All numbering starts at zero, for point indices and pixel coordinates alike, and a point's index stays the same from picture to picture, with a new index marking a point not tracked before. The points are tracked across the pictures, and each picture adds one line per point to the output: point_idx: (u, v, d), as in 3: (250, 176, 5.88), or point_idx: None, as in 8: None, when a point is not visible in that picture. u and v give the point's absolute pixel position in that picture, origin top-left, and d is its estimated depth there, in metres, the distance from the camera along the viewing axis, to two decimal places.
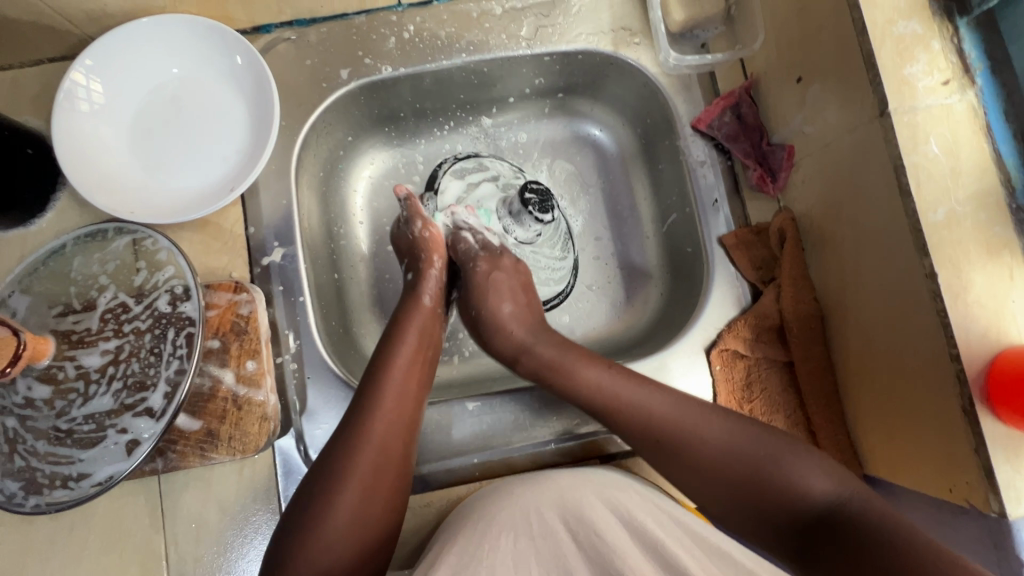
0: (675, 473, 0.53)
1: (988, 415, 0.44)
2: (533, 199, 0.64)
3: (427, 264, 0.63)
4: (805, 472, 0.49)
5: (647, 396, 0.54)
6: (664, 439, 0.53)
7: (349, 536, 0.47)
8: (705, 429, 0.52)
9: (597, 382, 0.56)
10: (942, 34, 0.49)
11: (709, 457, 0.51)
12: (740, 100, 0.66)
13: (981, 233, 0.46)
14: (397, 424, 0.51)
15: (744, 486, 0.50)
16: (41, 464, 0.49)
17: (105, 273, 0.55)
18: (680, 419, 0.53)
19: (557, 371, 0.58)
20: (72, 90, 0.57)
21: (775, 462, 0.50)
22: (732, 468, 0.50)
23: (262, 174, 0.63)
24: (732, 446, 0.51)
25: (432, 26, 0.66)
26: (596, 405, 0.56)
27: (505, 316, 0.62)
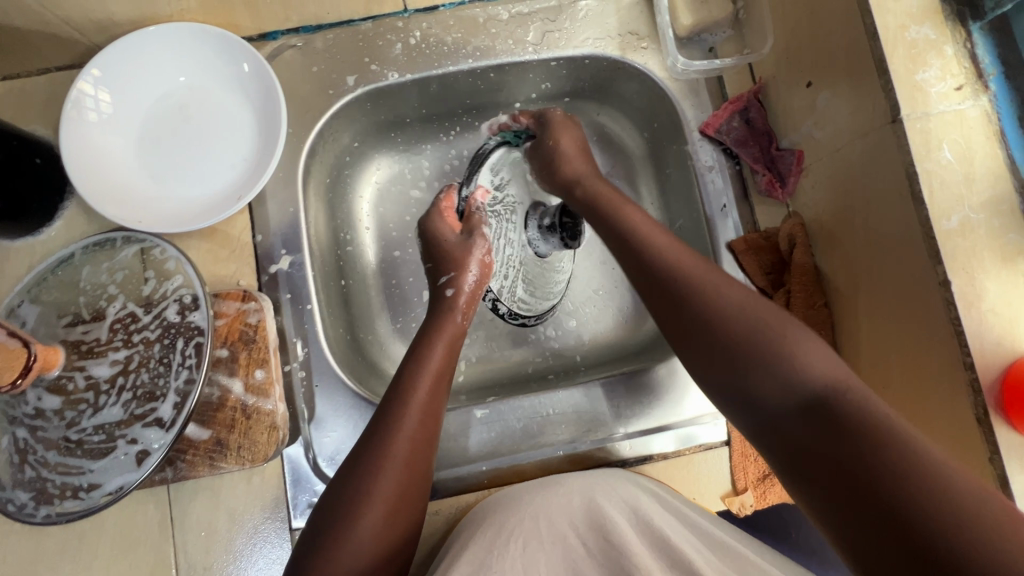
0: (672, 319, 0.47)
1: (1003, 424, 0.43)
2: (571, 222, 0.65)
3: (464, 273, 0.61)
4: (811, 355, 0.41)
5: (670, 248, 0.49)
6: (671, 280, 0.47)
7: (373, 560, 0.45)
8: (722, 287, 0.45)
9: (637, 219, 0.53)
10: (955, 40, 0.49)
11: (714, 312, 0.44)
12: (748, 104, 0.66)
13: (995, 241, 0.45)
14: (421, 445, 0.50)
15: (735, 353, 0.43)
16: (51, 475, 0.49)
17: (113, 283, 0.55)
18: (700, 273, 0.47)
19: (607, 202, 0.56)
20: (80, 101, 0.57)
21: (781, 337, 0.42)
22: (733, 331, 0.43)
23: (270, 182, 0.62)
24: (744, 311, 0.44)
25: (438, 31, 0.66)
26: (624, 241, 0.52)
27: (569, 148, 0.62)
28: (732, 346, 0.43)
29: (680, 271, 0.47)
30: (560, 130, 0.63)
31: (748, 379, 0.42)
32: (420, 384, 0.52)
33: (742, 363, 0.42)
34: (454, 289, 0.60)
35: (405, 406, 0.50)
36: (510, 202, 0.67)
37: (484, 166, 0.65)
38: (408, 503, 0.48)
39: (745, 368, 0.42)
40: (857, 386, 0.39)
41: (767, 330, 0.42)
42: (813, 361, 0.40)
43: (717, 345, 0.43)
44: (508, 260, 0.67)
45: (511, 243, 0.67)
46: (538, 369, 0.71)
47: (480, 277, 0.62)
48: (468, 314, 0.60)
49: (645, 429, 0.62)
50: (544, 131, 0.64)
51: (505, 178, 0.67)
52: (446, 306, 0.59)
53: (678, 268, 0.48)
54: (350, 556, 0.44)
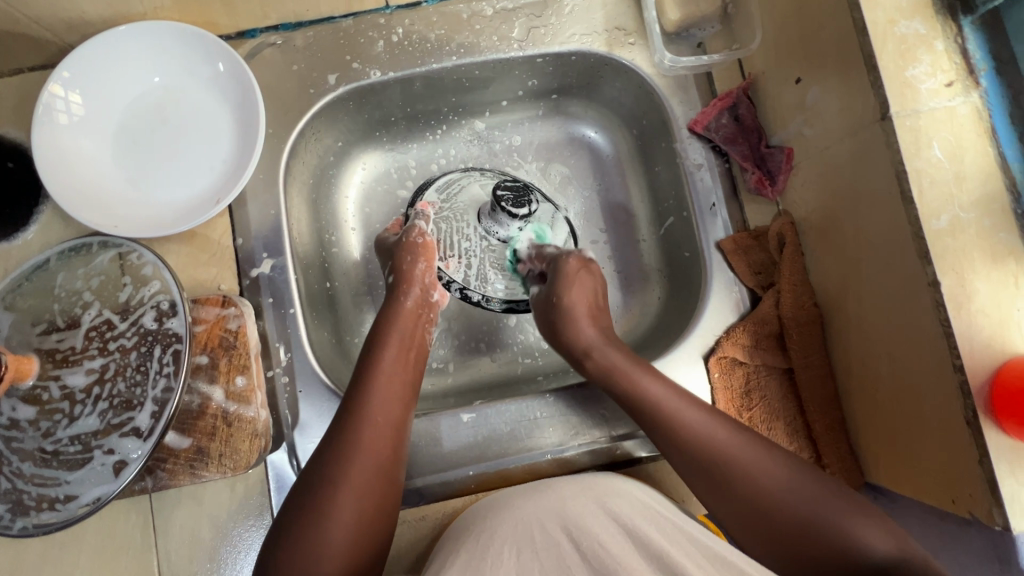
0: (719, 502, 0.48)
1: (992, 426, 0.43)
2: (505, 196, 0.63)
3: (410, 258, 0.62)
4: (870, 535, 0.43)
5: (709, 426, 0.51)
6: (715, 464, 0.49)
7: (349, 536, 0.45)
8: (768, 465, 0.48)
9: (656, 395, 0.53)
10: (945, 34, 0.48)
11: (767, 493, 0.47)
12: (737, 101, 0.65)
13: (986, 240, 0.44)
14: (391, 422, 0.51)
15: (795, 531, 0.45)
16: (27, 487, 0.48)
17: (89, 289, 0.54)
18: (739, 451, 0.49)
19: (622, 369, 0.56)
20: (50, 103, 0.56)
21: (840, 520, 0.44)
22: (789, 513, 0.45)
23: (250, 184, 0.61)
24: (794, 489, 0.46)
25: (421, 28, 0.65)
26: (650, 420, 0.53)
27: (579, 307, 0.61)
28: (793, 532, 0.45)
29: (722, 454, 0.49)
30: (570, 284, 0.62)
31: (816, 565, 0.44)
32: (384, 365, 0.54)
33: (812, 551, 0.44)
34: (397, 273, 0.61)
35: (372, 385, 0.52)
36: (459, 204, 0.70)
37: (428, 188, 0.71)
38: (383, 480, 0.49)
39: (815, 555, 0.44)
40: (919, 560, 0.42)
41: (824, 515, 0.45)
42: (874, 542, 0.43)
43: (778, 529, 0.46)
44: (469, 252, 0.70)
45: (467, 237, 0.69)
46: (527, 370, 0.71)
47: (426, 264, 0.62)
48: (422, 297, 0.61)
49: (634, 431, 0.61)
50: (556, 278, 0.63)
51: (451, 191, 0.71)
52: (395, 290, 0.61)
53: (720, 448, 0.49)
54: (324, 530, 0.45)
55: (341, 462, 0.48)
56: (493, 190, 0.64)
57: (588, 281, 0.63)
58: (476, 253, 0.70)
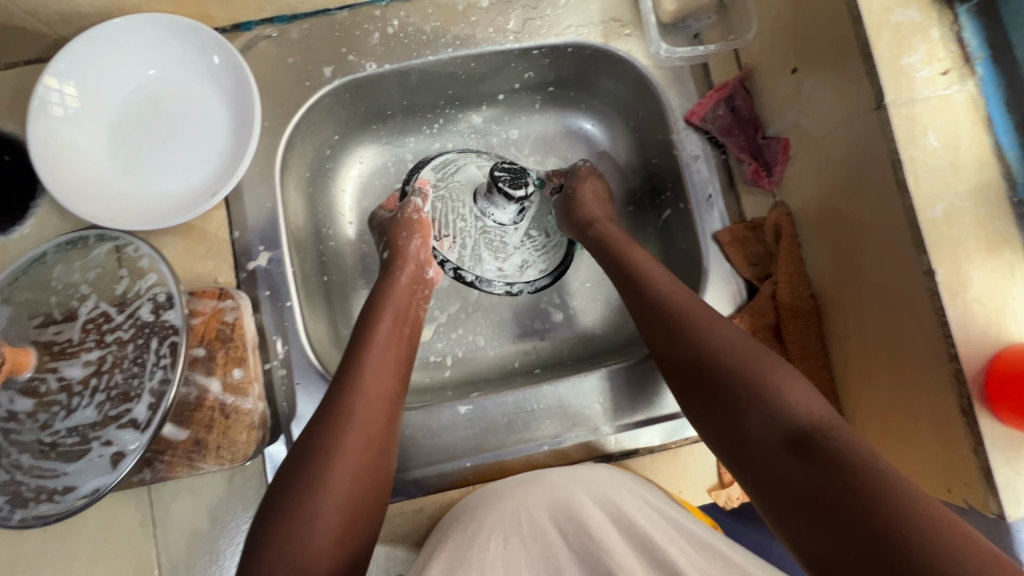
0: (670, 354, 0.49)
1: (987, 415, 0.43)
2: (503, 177, 0.63)
3: (406, 236, 0.63)
4: (793, 388, 0.42)
5: (672, 288, 0.52)
6: (666, 319, 0.50)
7: (342, 508, 0.46)
8: (714, 323, 0.48)
9: (636, 258, 0.56)
10: (941, 23, 0.47)
11: (703, 352, 0.47)
12: (734, 92, 0.64)
13: (981, 229, 0.44)
14: (384, 398, 0.51)
15: (723, 385, 0.45)
16: (25, 478, 0.48)
17: (86, 282, 0.54)
18: (695, 313, 0.49)
19: (616, 238, 0.60)
20: (45, 96, 0.56)
21: (766, 370, 0.44)
22: (727, 354, 0.46)
23: (246, 177, 0.61)
24: (738, 343, 0.46)
25: (416, 20, 0.65)
26: (625, 282, 0.55)
27: (589, 195, 0.65)
28: (724, 375, 0.45)
29: (675, 308, 0.50)
30: (583, 181, 0.66)
31: (734, 410, 0.44)
32: (377, 339, 0.54)
33: (729, 394, 0.44)
34: (391, 249, 0.62)
35: (365, 360, 0.52)
36: (456, 185, 0.70)
37: (426, 168, 0.70)
38: (377, 453, 0.49)
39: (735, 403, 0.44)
40: (839, 422, 0.40)
41: (750, 368, 0.44)
42: (797, 398, 0.41)
43: (705, 380, 0.46)
44: (463, 232, 0.70)
45: (462, 217, 0.70)
46: (525, 362, 0.71)
47: (422, 240, 0.63)
48: (416, 274, 0.62)
49: (631, 423, 0.61)
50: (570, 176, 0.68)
51: (448, 171, 0.71)
52: (391, 264, 0.61)
53: (677, 305, 0.50)
54: (317, 503, 0.44)
55: (335, 435, 0.47)
56: (491, 169, 0.63)
57: (596, 181, 0.67)
58: (470, 233, 0.70)
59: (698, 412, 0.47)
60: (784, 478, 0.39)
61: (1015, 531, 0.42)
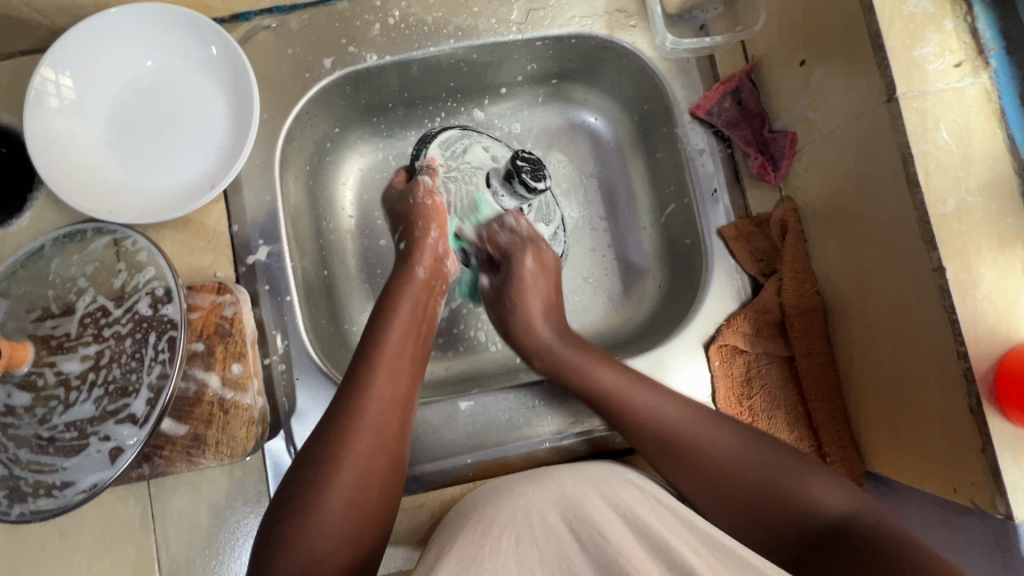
0: (684, 480, 0.51)
1: (996, 415, 0.42)
2: (523, 166, 0.60)
3: (426, 228, 0.61)
4: (818, 491, 0.46)
5: (662, 407, 0.53)
6: (674, 447, 0.51)
7: (352, 510, 0.45)
8: (719, 438, 0.50)
9: (611, 385, 0.55)
10: (955, 14, 0.46)
11: (721, 466, 0.49)
12: (740, 84, 0.63)
13: (992, 225, 0.43)
14: (397, 399, 0.50)
15: (757, 497, 0.48)
16: (23, 473, 0.48)
17: (84, 276, 0.54)
18: (695, 430, 0.51)
19: (574, 370, 0.57)
20: (41, 87, 0.55)
21: (790, 479, 0.47)
22: (747, 470, 0.49)
23: (246, 171, 0.61)
24: (747, 453, 0.49)
25: (417, 11, 0.64)
26: (609, 411, 0.54)
27: (533, 309, 0.62)
28: (753, 493, 0.48)
29: (674, 430, 0.51)
30: (523, 292, 0.62)
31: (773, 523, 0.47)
32: (391, 340, 0.53)
33: (766, 509, 0.47)
34: (409, 240, 0.61)
35: (377, 361, 0.51)
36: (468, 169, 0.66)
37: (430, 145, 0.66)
38: (387, 458, 0.48)
39: (771, 513, 0.47)
40: (869, 514, 0.45)
41: (773, 480, 0.48)
42: (826, 499, 0.46)
43: (739, 500, 0.48)
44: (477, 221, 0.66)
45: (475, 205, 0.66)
46: None
47: (439, 231, 0.61)
48: (433, 269, 0.60)
49: None
50: (510, 278, 0.62)
51: (456, 148, 0.67)
52: (406, 256, 0.60)
53: (672, 428, 0.52)
54: (327, 507, 0.44)
55: (343, 439, 0.47)
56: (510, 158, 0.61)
57: (541, 283, 0.63)
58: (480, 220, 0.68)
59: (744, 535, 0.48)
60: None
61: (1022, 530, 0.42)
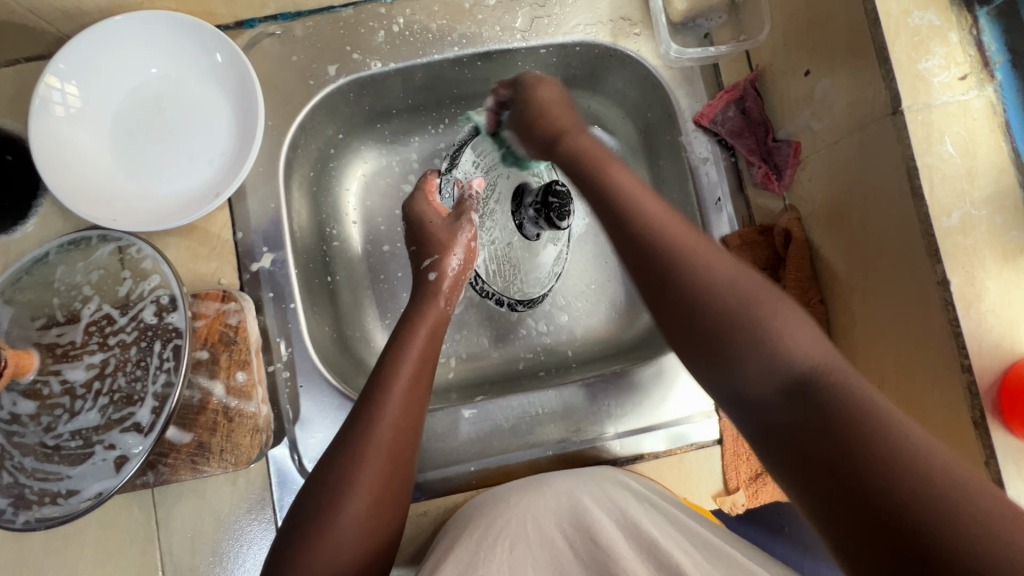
0: (657, 301, 0.44)
1: (999, 428, 0.42)
2: (553, 202, 0.60)
3: (448, 256, 0.60)
4: (789, 329, 0.39)
5: (663, 218, 0.45)
6: (656, 252, 0.44)
7: (363, 540, 0.45)
8: (712, 259, 0.43)
9: (617, 183, 0.49)
10: (960, 26, 0.46)
11: (703, 290, 0.41)
12: (744, 93, 0.64)
13: (997, 238, 0.44)
14: (410, 427, 0.49)
15: (726, 325, 0.40)
16: (29, 481, 0.48)
17: (89, 283, 0.54)
18: (688, 244, 0.43)
19: (590, 166, 0.51)
20: (46, 95, 0.55)
21: (765, 311, 0.40)
22: (730, 297, 0.41)
23: (250, 178, 0.61)
24: (738, 283, 0.41)
25: (422, 18, 0.64)
26: (602, 215, 0.48)
27: (551, 101, 0.59)
28: (723, 323, 0.40)
29: (667, 243, 0.44)
30: (542, 82, 0.61)
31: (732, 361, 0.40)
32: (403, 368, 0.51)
33: (730, 343, 0.40)
34: (437, 273, 0.59)
35: (389, 388, 0.50)
36: (500, 182, 0.66)
37: (465, 148, 0.67)
38: (395, 488, 0.47)
39: (732, 347, 0.40)
40: (837, 363, 0.37)
41: (744, 308, 0.40)
42: (794, 336, 0.38)
43: (708, 329, 0.41)
44: (492, 241, 0.66)
45: (495, 223, 0.66)
46: (529, 364, 0.70)
47: (464, 262, 0.60)
48: (452, 298, 0.60)
49: (634, 428, 0.61)
50: (518, 98, 0.60)
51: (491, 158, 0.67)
52: (430, 291, 0.59)
53: (666, 237, 0.44)
54: (340, 537, 0.44)
55: (352, 470, 0.46)
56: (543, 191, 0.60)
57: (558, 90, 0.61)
58: (496, 242, 0.66)
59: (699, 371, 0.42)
60: (778, 423, 0.37)
61: None
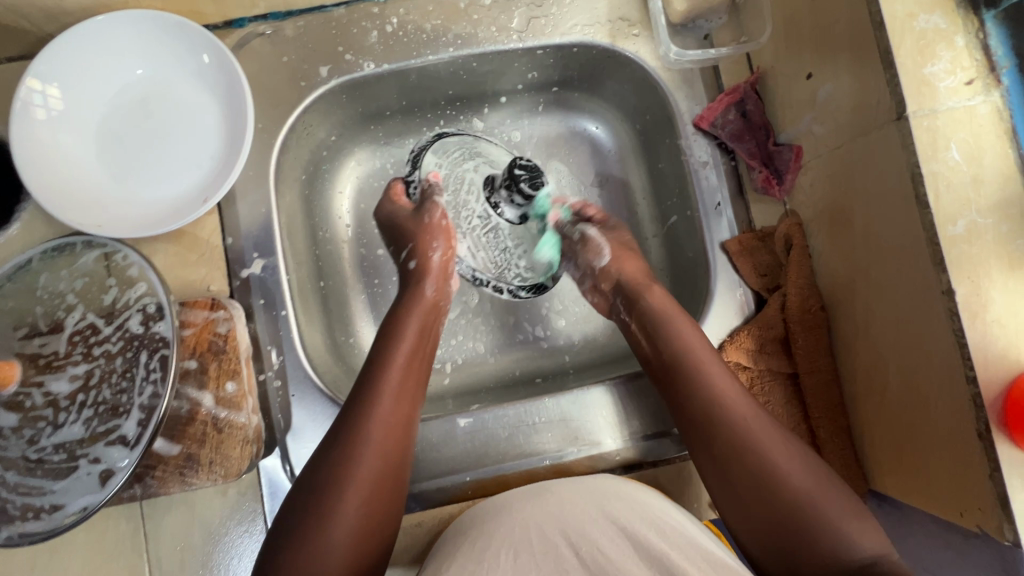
0: (723, 478, 0.48)
1: (1005, 440, 0.41)
2: (522, 175, 0.59)
3: (426, 246, 0.59)
4: (855, 531, 0.43)
5: (731, 394, 0.50)
6: (728, 434, 0.48)
7: (354, 543, 0.44)
8: (780, 445, 0.47)
9: (689, 352, 0.53)
10: (966, 30, 0.45)
11: (772, 475, 0.46)
12: (745, 96, 0.62)
13: (1004, 247, 0.43)
14: (400, 424, 0.49)
15: (793, 514, 0.45)
16: (11, 496, 0.47)
17: (72, 291, 0.52)
18: (755, 423, 0.48)
19: (669, 315, 0.55)
20: (27, 98, 0.53)
21: (832, 509, 0.44)
22: (798, 488, 0.45)
23: (240, 182, 0.59)
24: (805, 471, 0.46)
25: (416, 18, 0.62)
26: (673, 384, 0.52)
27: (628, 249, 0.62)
28: (792, 512, 0.45)
29: (739, 425, 0.48)
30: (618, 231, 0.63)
31: (797, 548, 0.44)
32: (395, 364, 0.51)
33: (797, 533, 0.44)
34: (417, 260, 0.59)
35: (381, 385, 0.49)
36: (468, 175, 0.65)
37: (425, 153, 0.65)
38: (388, 489, 0.47)
39: (799, 540, 0.44)
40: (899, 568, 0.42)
41: (821, 505, 0.44)
42: (864, 542, 0.43)
43: (774, 513, 0.45)
44: (472, 229, 0.65)
45: (471, 210, 0.65)
46: (525, 371, 0.69)
47: (444, 247, 0.60)
48: (440, 286, 0.59)
49: (633, 436, 0.60)
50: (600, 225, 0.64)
51: (456, 156, 0.66)
52: (415, 280, 0.58)
53: (736, 416, 0.49)
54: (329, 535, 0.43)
55: (344, 469, 0.45)
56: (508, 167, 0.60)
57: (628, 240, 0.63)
58: (477, 230, 0.65)
59: (760, 554, 0.46)
60: None
61: None
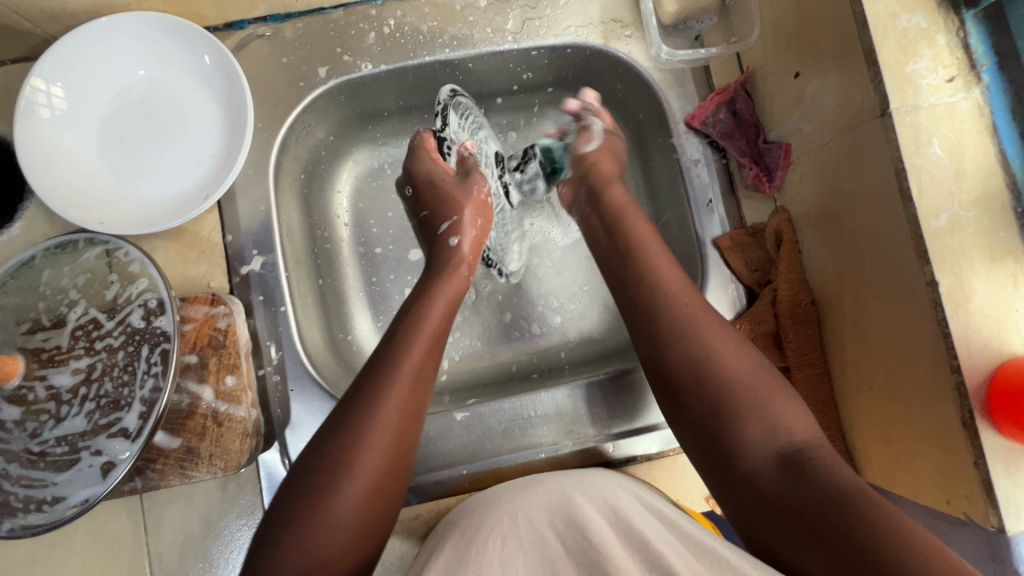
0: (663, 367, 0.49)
1: (988, 428, 0.42)
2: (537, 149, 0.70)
3: (470, 221, 0.61)
4: (788, 413, 0.44)
5: (676, 290, 0.51)
6: (671, 324, 0.49)
7: (353, 531, 0.44)
8: (719, 334, 0.48)
9: (642, 257, 0.54)
10: (947, 29, 0.46)
11: (711, 361, 0.47)
12: (735, 95, 0.64)
13: (985, 239, 0.44)
14: (414, 408, 0.49)
15: (727, 397, 0.45)
16: (14, 488, 0.48)
17: (75, 287, 0.53)
18: (698, 316, 0.49)
19: (617, 247, 0.57)
20: (31, 97, 0.54)
21: (766, 392, 0.45)
22: (734, 373, 0.46)
23: (239, 181, 0.60)
24: (742, 359, 0.47)
25: (413, 19, 0.64)
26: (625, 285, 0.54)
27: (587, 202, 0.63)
28: (726, 394, 0.45)
29: (682, 315, 0.49)
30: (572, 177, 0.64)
31: (729, 431, 0.44)
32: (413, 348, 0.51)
33: (728, 414, 0.44)
34: (460, 237, 0.60)
35: (395, 370, 0.49)
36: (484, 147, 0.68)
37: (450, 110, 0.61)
38: (393, 474, 0.47)
39: (731, 419, 0.44)
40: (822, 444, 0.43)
41: (752, 388, 0.45)
42: (793, 422, 0.43)
43: (709, 397, 0.46)
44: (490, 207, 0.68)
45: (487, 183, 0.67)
46: (522, 367, 0.70)
47: (482, 223, 0.62)
48: (473, 267, 0.61)
49: (627, 430, 0.61)
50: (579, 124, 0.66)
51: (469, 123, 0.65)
52: (452, 255, 0.60)
53: (678, 308, 0.50)
54: (335, 524, 0.43)
55: (348, 456, 0.45)
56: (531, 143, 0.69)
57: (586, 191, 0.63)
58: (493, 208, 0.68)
59: (694, 443, 0.46)
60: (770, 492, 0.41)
61: (1015, 544, 0.42)
